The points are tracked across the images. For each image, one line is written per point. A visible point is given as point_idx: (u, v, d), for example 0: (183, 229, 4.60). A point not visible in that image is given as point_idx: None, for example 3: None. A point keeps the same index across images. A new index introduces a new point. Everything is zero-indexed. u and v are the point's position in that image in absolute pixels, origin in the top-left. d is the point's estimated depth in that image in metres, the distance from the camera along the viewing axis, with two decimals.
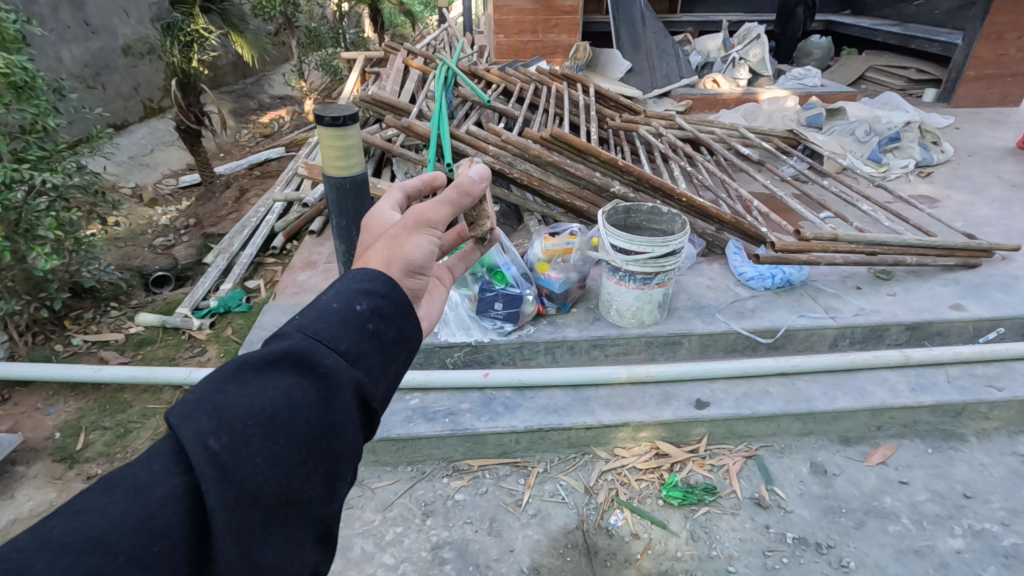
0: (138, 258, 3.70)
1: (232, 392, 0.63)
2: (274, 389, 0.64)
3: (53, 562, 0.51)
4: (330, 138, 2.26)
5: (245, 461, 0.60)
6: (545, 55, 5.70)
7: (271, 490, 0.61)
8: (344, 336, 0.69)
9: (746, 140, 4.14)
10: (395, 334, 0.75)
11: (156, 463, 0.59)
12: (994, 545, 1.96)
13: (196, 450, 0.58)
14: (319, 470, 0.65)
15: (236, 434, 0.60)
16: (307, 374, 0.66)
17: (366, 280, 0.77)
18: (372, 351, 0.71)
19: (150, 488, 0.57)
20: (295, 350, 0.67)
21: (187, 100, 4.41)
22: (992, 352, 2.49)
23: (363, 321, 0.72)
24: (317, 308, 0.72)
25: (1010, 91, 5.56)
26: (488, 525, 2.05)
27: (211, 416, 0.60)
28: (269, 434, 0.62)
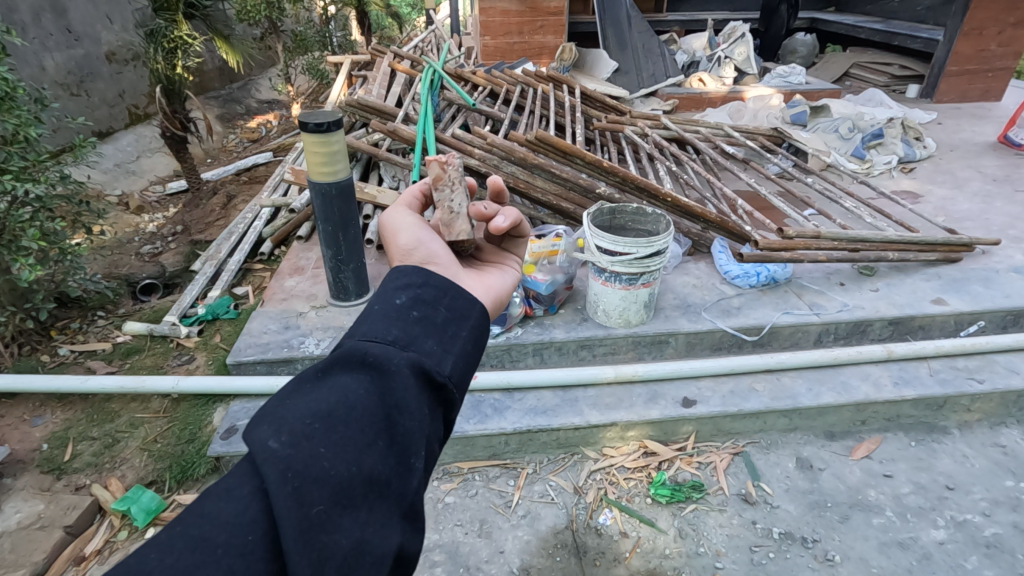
0: (126, 266, 3.68)
1: (300, 396, 0.74)
2: (331, 387, 0.75)
3: (163, 558, 0.58)
4: (314, 145, 2.31)
5: (313, 449, 0.69)
6: (532, 56, 5.72)
7: (340, 472, 0.68)
8: (388, 333, 0.82)
9: (731, 139, 4.18)
10: (436, 326, 0.87)
11: (239, 473, 0.68)
12: (976, 536, 2.00)
13: (260, 450, 0.66)
14: (385, 451, 0.73)
15: (297, 428, 0.69)
16: (360, 369, 0.78)
17: (401, 284, 0.91)
18: (418, 339, 0.84)
19: (237, 489, 0.66)
20: (346, 352, 0.79)
21: (172, 107, 4.39)
22: (972, 345, 2.54)
23: (405, 317, 0.86)
24: (366, 315, 0.86)
25: (990, 86, 5.64)
26: (478, 526, 2.06)
27: (280, 421, 0.70)
28: (330, 424, 0.71)
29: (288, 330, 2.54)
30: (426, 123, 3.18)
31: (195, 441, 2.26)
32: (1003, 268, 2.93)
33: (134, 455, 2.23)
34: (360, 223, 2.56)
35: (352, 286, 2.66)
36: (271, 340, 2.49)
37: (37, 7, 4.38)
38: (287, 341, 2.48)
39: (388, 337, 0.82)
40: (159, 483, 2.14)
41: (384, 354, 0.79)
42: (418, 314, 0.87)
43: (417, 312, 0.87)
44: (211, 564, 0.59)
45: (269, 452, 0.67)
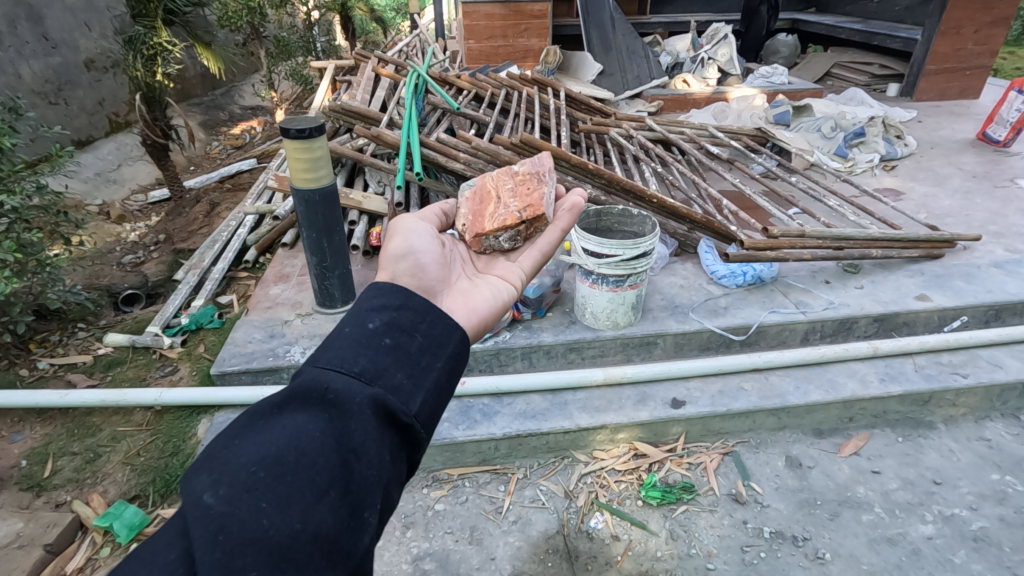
0: (107, 276, 3.62)
1: (249, 438, 0.72)
2: (285, 428, 0.73)
3: None
4: (296, 150, 2.27)
5: (250, 505, 0.66)
6: (516, 59, 5.72)
7: (281, 531, 0.66)
8: (354, 364, 0.81)
9: (715, 139, 4.21)
10: (406, 357, 0.86)
11: (169, 534, 0.66)
12: (963, 530, 2.01)
13: (196, 506, 0.65)
14: (336, 504, 0.70)
15: (241, 478, 0.68)
16: (319, 406, 0.76)
17: (376, 306, 0.90)
18: (386, 372, 0.82)
19: (164, 554, 0.63)
20: (307, 386, 0.77)
21: (152, 115, 4.33)
22: (956, 339, 2.57)
23: (374, 347, 0.84)
24: (334, 339, 0.85)
25: (968, 84, 5.74)
26: (468, 533, 2.04)
27: (218, 470, 0.69)
28: (277, 473, 0.69)
29: (273, 338, 2.51)
30: (411, 126, 3.14)
31: (179, 453, 2.22)
32: (984, 263, 2.96)
33: (116, 470, 2.19)
34: (345, 230, 2.54)
35: (338, 293, 2.63)
36: (256, 349, 2.45)
37: (12, 15, 4.32)
38: (272, 350, 2.45)
39: (353, 369, 0.80)
40: (143, 498, 2.10)
41: (345, 391, 0.77)
42: (390, 341, 0.86)
43: (390, 339, 0.86)
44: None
45: (205, 508, 0.66)
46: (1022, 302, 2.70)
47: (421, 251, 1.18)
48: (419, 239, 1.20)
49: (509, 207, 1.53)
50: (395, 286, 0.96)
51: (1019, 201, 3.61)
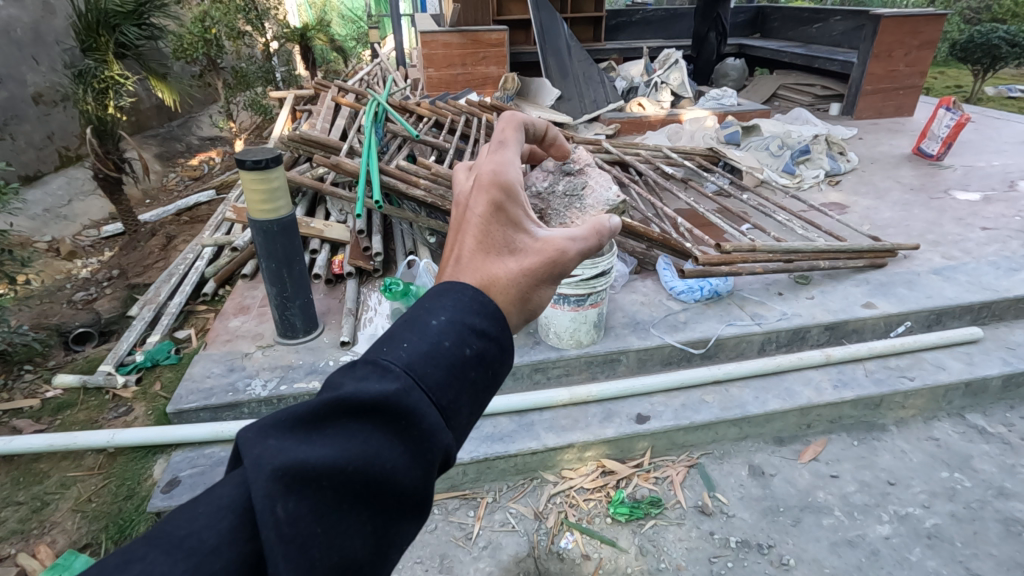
0: (57, 315, 3.48)
1: (318, 449, 0.58)
2: (358, 448, 0.59)
3: None
4: (253, 182, 2.27)
5: (308, 530, 0.55)
6: (476, 87, 5.83)
7: (324, 563, 0.56)
8: (445, 392, 0.65)
9: (670, 160, 4.35)
10: (487, 393, 0.70)
11: (220, 529, 0.55)
12: (918, 528, 2.09)
13: (262, 511, 0.54)
14: (373, 543, 0.60)
15: (307, 494, 0.56)
16: (399, 433, 0.62)
17: (476, 311, 0.72)
18: (464, 410, 0.67)
19: (210, 560, 0.52)
20: (394, 404, 0.61)
21: (105, 148, 4.22)
22: (900, 344, 2.70)
23: (464, 375, 0.67)
24: (429, 338, 0.67)
25: (902, 103, 6.10)
26: (438, 562, 2.01)
27: (284, 478, 0.55)
28: (339, 496, 0.58)
29: (233, 372, 2.46)
30: (371, 153, 3.15)
31: (134, 496, 2.13)
32: (924, 270, 3.13)
33: (66, 518, 2.09)
34: (305, 259, 2.52)
35: (300, 323, 2.61)
36: (215, 384, 2.39)
37: None
38: (231, 384, 2.39)
39: (443, 398, 0.64)
40: (95, 546, 2.00)
41: (432, 430, 0.63)
42: (480, 371, 0.69)
43: (481, 369, 0.70)
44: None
45: (269, 518, 0.54)
46: (960, 306, 2.85)
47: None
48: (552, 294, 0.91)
49: None
50: (497, 306, 0.75)
51: (953, 211, 3.84)
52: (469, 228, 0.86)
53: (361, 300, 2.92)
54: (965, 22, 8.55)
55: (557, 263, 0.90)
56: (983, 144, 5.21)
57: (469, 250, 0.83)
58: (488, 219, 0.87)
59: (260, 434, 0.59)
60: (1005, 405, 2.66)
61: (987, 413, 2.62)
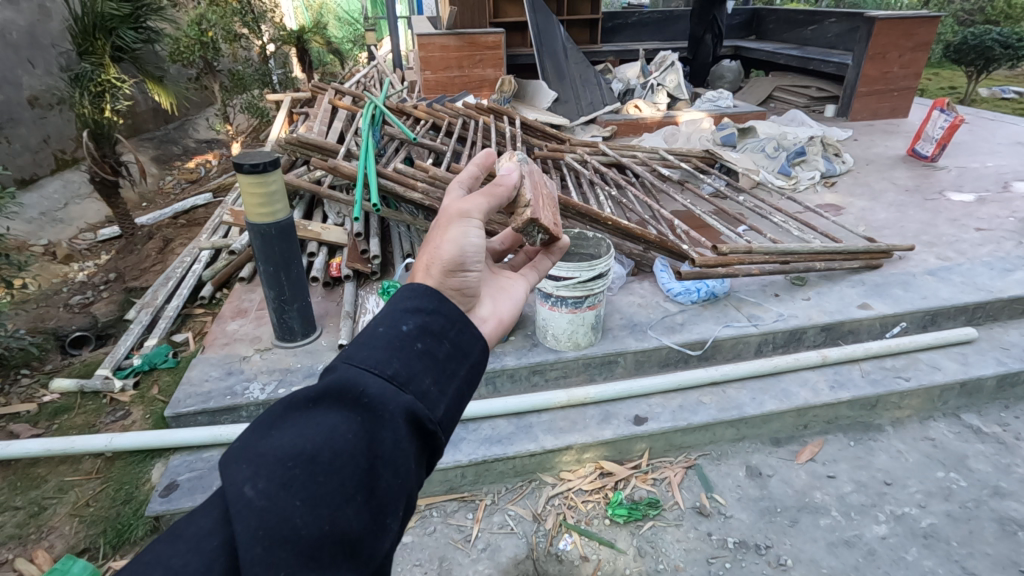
0: (53, 319, 3.47)
1: (280, 436, 0.69)
2: (318, 426, 0.70)
3: None
4: (250, 185, 2.27)
5: (285, 503, 0.64)
6: (473, 89, 5.84)
7: (312, 530, 0.65)
8: (388, 366, 0.76)
9: (666, 162, 4.37)
10: (437, 366, 0.81)
11: (211, 518, 0.65)
12: (914, 528, 2.10)
13: (233, 495, 0.64)
14: (361, 506, 0.69)
15: (276, 473, 0.65)
16: (352, 407, 0.72)
17: (409, 308, 0.85)
18: (415, 378, 0.78)
19: (207, 539, 0.63)
20: (340, 384, 0.73)
21: (101, 152, 4.20)
22: (896, 344, 2.72)
23: (406, 351, 0.79)
24: (366, 335, 0.80)
25: (897, 104, 6.14)
26: (437, 565, 2.02)
27: (252, 464, 0.66)
28: (310, 472, 0.67)
29: (231, 376, 2.45)
30: (368, 157, 3.13)
31: (132, 501, 2.13)
32: (919, 271, 3.15)
33: (63, 523, 2.08)
34: (303, 262, 2.52)
35: (298, 326, 2.61)
36: (212, 388, 2.39)
37: None
38: (230, 388, 2.39)
39: (386, 371, 0.76)
40: (93, 550, 2.00)
41: (379, 395, 0.73)
42: (421, 346, 0.81)
43: (421, 344, 0.81)
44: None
45: (244, 500, 0.63)
46: (955, 307, 2.87)
47: (475, 258, 0.99)
48: (475, 244, 1.00)
49: (547, 214, 1.37)
50: (428, 291, 0.89)
51: (947, 213, 3.86)
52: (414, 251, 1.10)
53: (359, 302, 2.91)
54: (959, 24, 8.61)
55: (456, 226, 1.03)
56: (977, 145, 5.25)
57: None
58: None
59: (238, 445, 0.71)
60: (999, 405, 2.68)
61: (982, 413, 2.64)
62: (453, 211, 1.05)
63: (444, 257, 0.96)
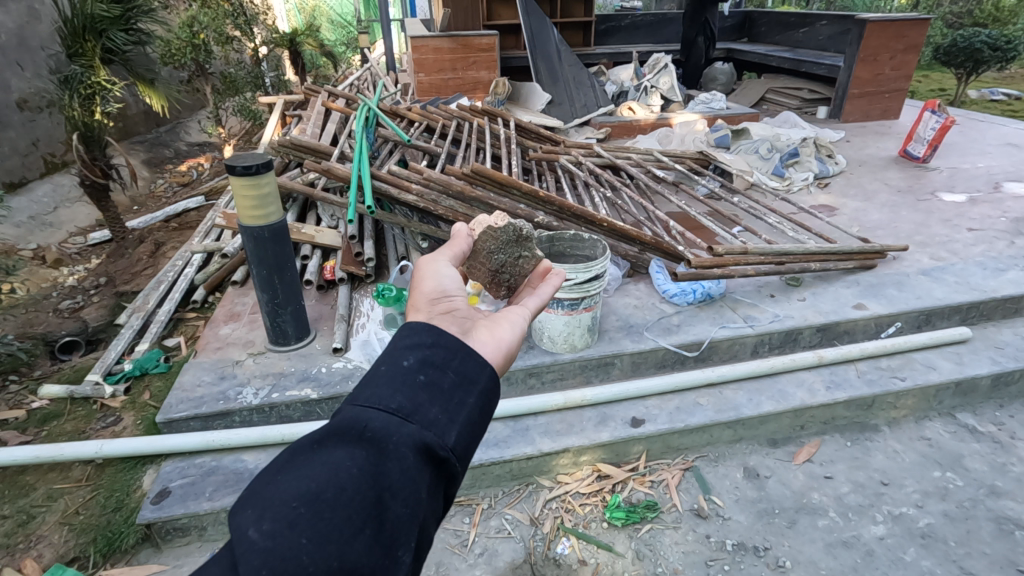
0: (42, 324, 3.42)
1: (285, 478, 0.68)
2: (322, 464, 0.69)
3: None
4: (243, 188, 2.24)
5: (291, 543, 0.63)
6: (466, 91, 5.83)
7: (320, 568, 0.62)
8: (391, 399, 0.75)
9: (661, 163, 4.37)
10: (444, 395, 0.79)
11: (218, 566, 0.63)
12: (912, 528, 2.10)
13: (238, 539, 0.63)
14: (370, 542, 0.66)
15: (282, 514, 0.64)
16: (357, 443, 0.71)
17: (410, 343, 0.84)
18: (422, 407, 0.76)
19: None
20: (343, 423, 0.73)
21: (91, 155, 4.16)
22: (890, 344, 2.73)
23: (410, 382, 0.78)
24: (370, 373, 0.80)
25: (888, 105, 6.18)
26: (434, 569, 2.00)
27: (258, 507, 0.65)
28: (316, 511, 0.65)
29: (224, 381, 2.42)
30: (362, 159, 3.09)
31: (122, 508, 2.09)
32: (912, 271, 3.16)
33: (53, 532, 2.05)
34: (297, 265, 2.50)
35: (292, 330, 2.58)
36: (205, 393, 2.36)
37: None
38: (222, 393, 2.36)
39: (390, 405, 0.75)
40: (83, 559, 1.97)
41: (383, 429, 0.72)
42: (424, 378, 0.79)
43: (424, 376, 0.79)
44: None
45: (248, 543, 0.62)
46: (949, 306, 2.88)
47: (456, 285, 1.03)
48: (452, 274, 1.05)
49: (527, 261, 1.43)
50: (429, 325, 0.89)
51: (940, 213, 3.89)
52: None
53: (353, 305, 2.90)
54: (947, 27, 8.71)
55: (426, 272, 1.06)
56: (967, 146, 5.29)
57: None
58: None
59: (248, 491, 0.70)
60: (994, 404, 2.69)
61: (977, 412, 2.65)
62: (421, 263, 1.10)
63: (427, 291, 1.01)
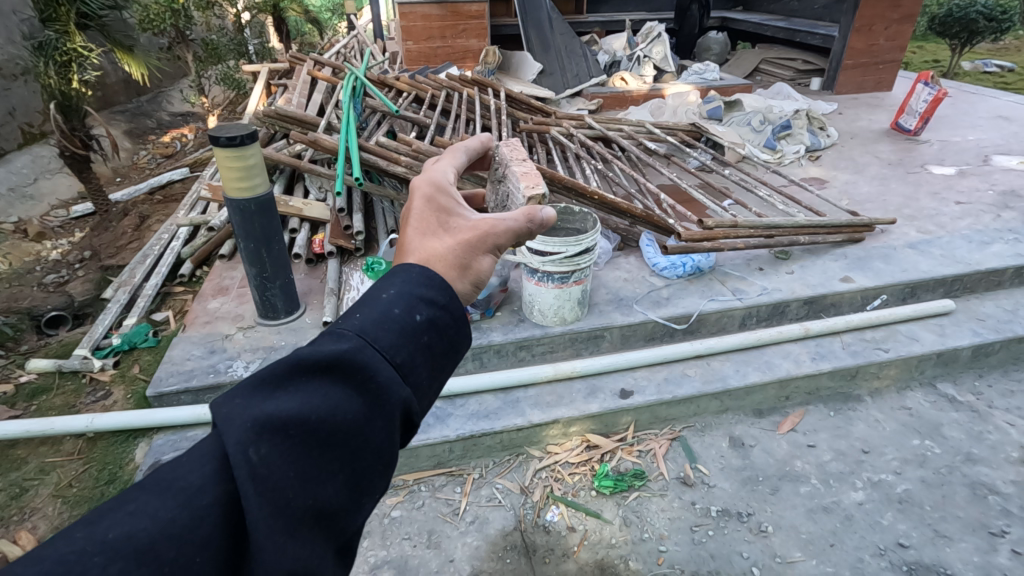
0: (27, 299, 3.37)
1: (281, 400, 0.64)
2: (322, 398, 0.66)
3: (108, 567, 0.52)
4: (228, 159, 2.20)
5: (281, 471, 0.61)
6: (456, 60, 5.70)
7: (301, 504, 0.62)
8: (396, 353, 0.72)
9: (652, 135, 4.32)
10: (439, 359, 0.78)
11: (203, 471, 0.60)
12: (890, 493, 2.17)
13: (235, 456, 0.60)
14: (342, 485, 0.66)
15: (277, 438, 0.62)
16: (356, 387, 0.68)
17: (423, 291, 0.79)
18: (416, 371, 0.74)
19: (198, 495, 0.58)
20: (350, 360, 0.68)
21: (70, 125, 4.08)
22: (876, 316, 2.76)
23: (414, 339, 0.74)
24: (378, 309, 0.75)
25: (882, 77, 6.14)
26: (426, 538, 2.04)
27: (253, 425, 0.62)
28: (308, 444, 0.64)
29: (214, 355, 2.42)
30: (349, 130, 3.02)
31: (116, 480, 2.11)
32: (899, 244, 3.19)
33: (46, 504, 2.06)
34: (285, 238, 2.47)
35: (281, 304, 2.57)
36: (195, 367, 2.35)
37: None
38: (212, 366, 2.36)
39: (394, 359, 0.71)
40: None
41: (386, 383, 0.69)
42: (426, 339, 0.76)
43: (427, 336, 0.76)
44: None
45: (244, 463, 0.60)
46: (933, 279, 2.92)
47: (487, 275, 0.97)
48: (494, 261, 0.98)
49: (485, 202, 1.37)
50: (444, 281, 0.84)
51: (929, 186, 3.91)
52: (410, 216, 0.95)
53: (343, 279, 2.89)
54: None
55: (490, 237, 0.96)
56: (958, 119, 5.28)
57: (412, 236, 0.92)
58: (423, 209, 0.98)
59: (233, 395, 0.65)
60: (974, 374, 2.75)
61: (957, 382, 2.71)
62: (494, 224, 0.97)
63: (477, 268, 0.92)
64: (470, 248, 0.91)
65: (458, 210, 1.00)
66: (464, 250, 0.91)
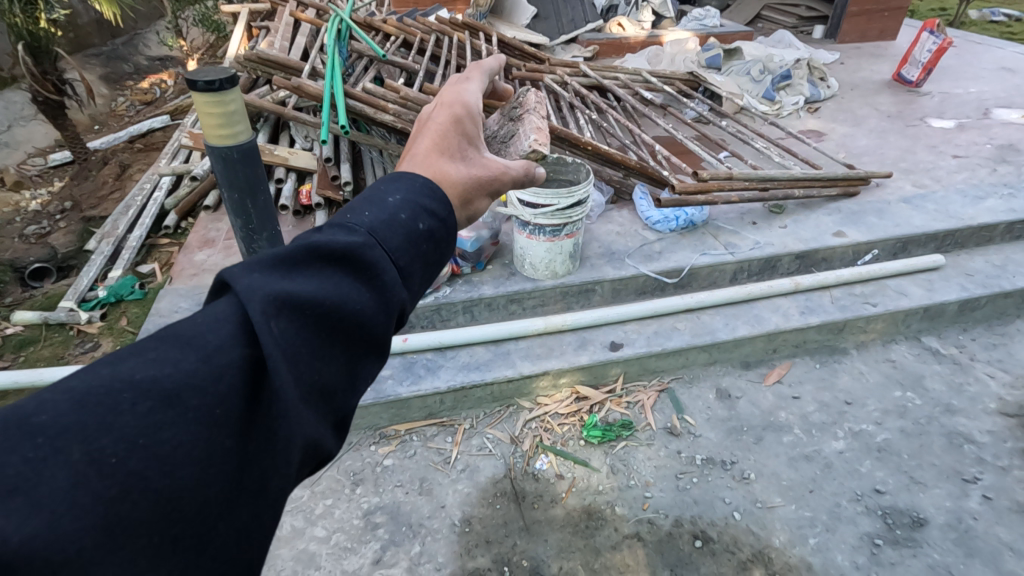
0: (8, 250, 3.30)
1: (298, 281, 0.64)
2: (336, 285, 0.66)
3: (135, 405, 0.52)
4: (206, 104, 2.10)
5: (298, 345, 0.61)
6: (446, 2, 5.45)
7: (309, 380, 0.62)
8: (401, 254, 0.72)
9: (649, 85, 4.18)
10: (434, 266, 0.79)
11: (221, 332, 0.58)
12: (869, 443, 2.23)
13: (255, 324, 0.59)
14: (341, 367, 0.66)
15: (295, 315, 0.62)
16: (364, 281, 0.69)
17: (428, 199, 0.79)
18: (415, 275, 0.75)
19: (215, 353, 0.56)
20: (361, 253, 0.69)
21: (41, 68, 3.84)
22: (866, 272, 2.77)
23: (416, 243, 0.74)
24: (386, 211, 0.74)
25: (886, 25, 5.95)
26: (418, 485, 2.09)
27: (274, 296, 0.61)
28: (318, 323, 0.64)
29: None
30: (335, 76, 2.90)
31: None
32: (894, 199, 3.16)
33: None
34: (270, 189, 2.41)
35: None
36: (183, 319, 2.34)
37: None
38: None
39: (399, 260, 0.72)
40: None
41: (391, 280, 0.70)
42: (427, 246, 0.76)
43: (428, 243, 0.76)
44: (180, 424, 0.52)
45: (263, 334, 0.59)
46: (925, 234, 2.91)
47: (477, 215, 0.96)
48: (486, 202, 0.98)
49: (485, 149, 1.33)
50: (448, 197, 0.83)
51: (927, 139, 3.85)
52: (428, 131, 0.93)
53: None
54: None
55: (498, 181, 0.97)
56: (961, 70, 5.16)
57: (425, 148, 0.90)
58: (446, 127, 0.95)
59: (246, 269, 0.64)
60: (959, 329, 2.79)
61: (941, 336, 2.75)
62: (500, 170, 0.98)
63: (474, 205, 0.91)
64: (479, 184, 0.91)
65: (476, 139, 0.99)
66: (475, 182, 0.90)
